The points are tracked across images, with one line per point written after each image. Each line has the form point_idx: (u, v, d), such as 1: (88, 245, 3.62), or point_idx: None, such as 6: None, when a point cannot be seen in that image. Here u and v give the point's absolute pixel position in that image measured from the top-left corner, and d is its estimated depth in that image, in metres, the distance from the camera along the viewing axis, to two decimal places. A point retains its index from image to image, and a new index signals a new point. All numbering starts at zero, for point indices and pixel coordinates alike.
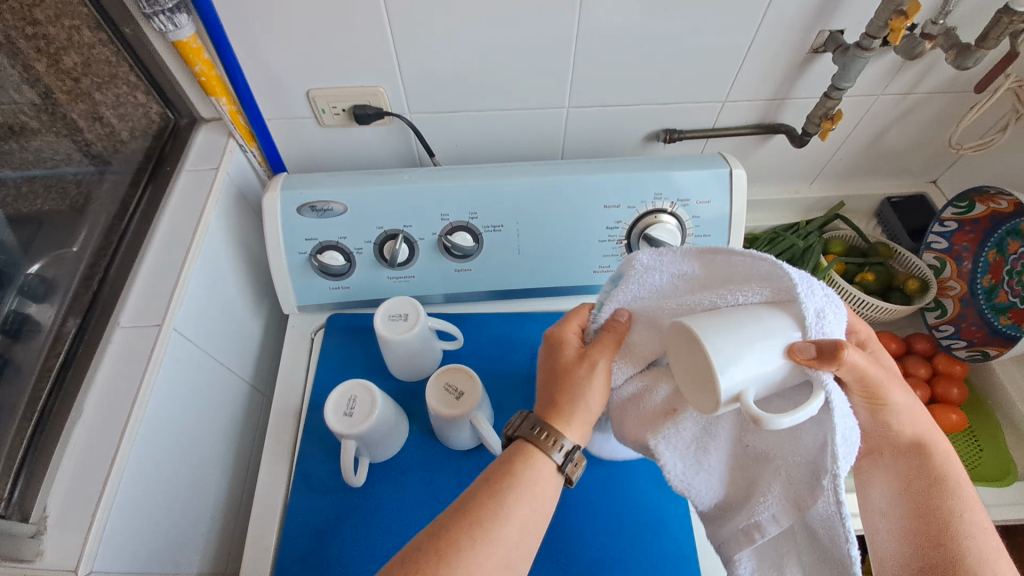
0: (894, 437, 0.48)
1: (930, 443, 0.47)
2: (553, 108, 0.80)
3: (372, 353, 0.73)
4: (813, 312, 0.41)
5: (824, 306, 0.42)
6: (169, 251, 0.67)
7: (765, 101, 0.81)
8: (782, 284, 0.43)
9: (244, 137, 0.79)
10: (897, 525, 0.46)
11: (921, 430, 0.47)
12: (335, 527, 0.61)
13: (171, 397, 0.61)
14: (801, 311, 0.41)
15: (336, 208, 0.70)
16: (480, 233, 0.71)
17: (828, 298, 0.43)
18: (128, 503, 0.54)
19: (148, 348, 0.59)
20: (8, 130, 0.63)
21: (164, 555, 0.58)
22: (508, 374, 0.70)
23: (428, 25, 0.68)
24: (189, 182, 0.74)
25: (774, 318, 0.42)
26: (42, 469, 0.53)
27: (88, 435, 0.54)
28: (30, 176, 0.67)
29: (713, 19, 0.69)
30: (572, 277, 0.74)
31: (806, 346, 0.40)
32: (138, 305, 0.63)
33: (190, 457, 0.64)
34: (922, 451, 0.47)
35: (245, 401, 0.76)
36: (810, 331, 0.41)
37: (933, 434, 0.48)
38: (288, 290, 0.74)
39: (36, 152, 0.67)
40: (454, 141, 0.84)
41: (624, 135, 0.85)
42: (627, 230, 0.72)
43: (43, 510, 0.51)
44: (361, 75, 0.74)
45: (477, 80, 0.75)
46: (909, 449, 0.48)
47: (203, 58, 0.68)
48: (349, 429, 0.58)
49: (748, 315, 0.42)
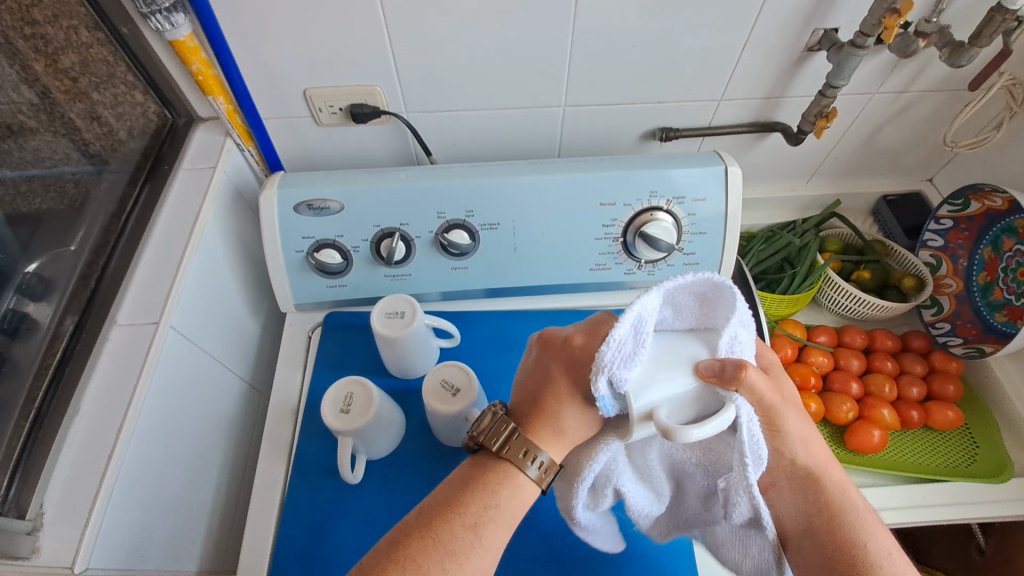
0: (794, 469, 0.49)
1: (824, 474, 0.49)
2: (550, 107, 0.80)
3: (369, 351, 0.73)
4: (728, 340, 0.43)
5: (737, 330, 0.44)
6: (166, 249, 0.67)
7: (760, 100, 0.81)
8: (713, 317, 0.44)
9: (242, 137, 0.79)
10: (803, 550, 0.49)
11: (813, 461, 0.49)
12: (331, 524, 0.61)
13: (168, 395, 0.61)
14: (717, 340, 0.44)
15: (333, 206, 0.70)
16: (476, 231, 0.72)
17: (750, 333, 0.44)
18: (124, 500, 0.54)
19: (145, 346, 0.60)
20: (6, 131, 0.65)
21: (160, 551, 0.58)
22: (504, 372, 0.70)
23: (424, 24, 0.68)
24: (186, 181, 0.74)
25: (688, 345, 0.44)
26: (38, 467, 0.53)
27: (85, 432, 0.55)
28: (28, 176, 0.68)
29: (707, 17, 0.69)
30: (568, 275, 0.75)
31: (711, 363, 0.42)
32: (135, 303, 0.63)
33: (187, 454, 0.64)
34: (819, 482, 0.49)
35: (242, 400, 0.76)
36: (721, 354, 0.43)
37: (824, 462, 0.50)
38: (285, 288, 0.74)
39: (34, 151, 0.69)
40: (451, 140, 0.84)
41: (620, 133, 0.85)
42: (623, 228, 0.72)
43: (39, 506, 0.51)
44: (358, 74, 0.74)
45: (473, 79, 0.76)
46: (806, 480, 0.49)
47: (200, 57, 0.69)
48: (345, 425, 0.58)
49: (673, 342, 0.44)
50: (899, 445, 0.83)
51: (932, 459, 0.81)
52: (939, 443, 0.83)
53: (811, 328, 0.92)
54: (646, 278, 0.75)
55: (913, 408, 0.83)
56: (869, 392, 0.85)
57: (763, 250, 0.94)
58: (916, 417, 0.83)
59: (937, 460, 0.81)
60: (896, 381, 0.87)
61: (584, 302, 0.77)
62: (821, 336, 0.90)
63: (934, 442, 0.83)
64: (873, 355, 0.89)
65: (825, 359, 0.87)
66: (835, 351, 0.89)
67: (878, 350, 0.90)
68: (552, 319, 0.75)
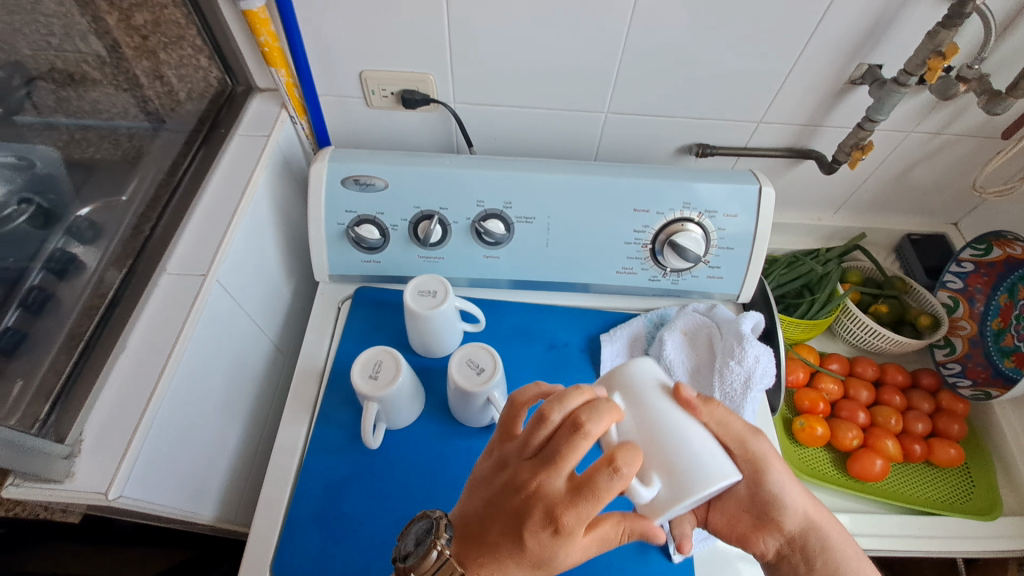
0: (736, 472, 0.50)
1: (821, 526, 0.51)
2: (593, 112, 0.83)
3: (395, 326, 0.76)
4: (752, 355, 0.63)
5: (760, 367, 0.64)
6: (217, 208, 0.70)
7: (798, 126, 0.83)
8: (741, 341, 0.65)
9: (296, 110, 0.82)
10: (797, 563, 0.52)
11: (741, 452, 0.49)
12: (348, 485, 0.63)
13: (206, 346, 0.64)
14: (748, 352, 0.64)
15: (378, 183, 0.73)
16: (512, 222, 0.74)
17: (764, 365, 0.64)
18: (158, 438, 0.56)
19: (192, 296, 0.62)
20: (66, 78, 0.74)
21: (184, 492, 0.61)
22: (526, 361, 0.72)
23: (484, 20, 0.71)
24: (241, 146, 0.77)
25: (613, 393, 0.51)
26: (79, 398, 0.55)
27: (129, 369, 0.57)
28: (83, 125, 0.75)
29: (755, 42, 0.72)
30: (594, 275, 0.77)
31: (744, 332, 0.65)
32: (185, 254, 0.66)
33: (216, 404, 0.66)
34: (815, 532, 0.51)
35: (269, 359, 0.79)
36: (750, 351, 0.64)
37: (825, 521, 0.51)
38: (322, 258, 0.77)
39: (93, 102, 0.76)
40: (493, 134, 0.87)
41: (658, 145, 0.87)
42: (654, 235, 0.74)
43: (78, 434, 0.53)
44: (413, 61, 0.77)
45: (523, 78, 0.78)
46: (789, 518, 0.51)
47: (269, 29, 0.71)
48: (374, 391, 0.61)
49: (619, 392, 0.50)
50: (898, 476, 0.84)
51: (929, 493, 0.82)
52: (938, 479, 0.84)
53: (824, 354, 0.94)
54: (671, 287, 0.77)
55: (917, 442, 0.85)
56: (876, 422, 0.87)
57: (784, 274, 0.96)
58: (919, 451, 0.84)
59: (934, 495, 0.82)
60: (903, 415, 0.88)
61: (606, 303, 0.79)
62: (833, 364, 0.92)
63: (933, 478, 0.84)
64: (882, 388, 0.91)
65: (837, 386, 0.89)
66: (847, 379, 0.91)
67: (888, 384, 0.91)
68: (576, 316, 0.77)
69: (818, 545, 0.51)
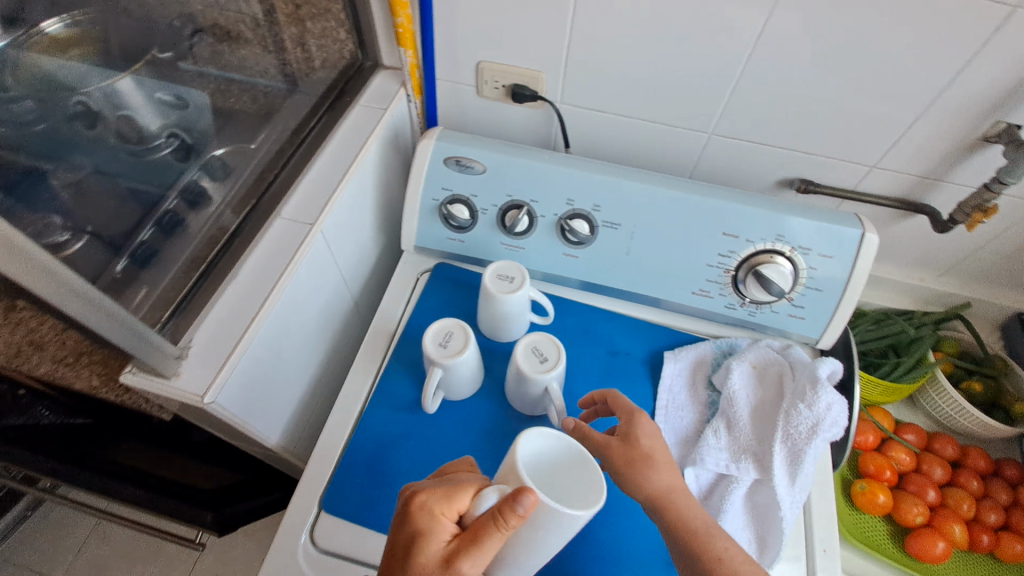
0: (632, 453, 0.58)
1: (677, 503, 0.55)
2: (697, 131, 0.82)
3: (467, 304, 0.79)
4: (825, 401, 0.61)
5: (834, 415, 0.61)
6: (331, 167, 0.77)
7: (915, 177, 0.79)
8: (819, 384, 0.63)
9: (413, 90, 0.88)
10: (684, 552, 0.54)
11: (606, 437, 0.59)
12: (400, 441, 0.67)
13: (301, 287, 0.70)
14: (822, 396, 0.62)
15: (477, 167, 0.77)
16: (597, 225, 0.75)
17: (837, 412, 0.61)
18: (250, 360, 0.63)
19: (298, 240, 0.69)
20: (224, 35, 0.84)
21: (260, 414, 0.67)
22: (586, 362, 0.73)
23: (606, 28, 0.73)
24: (360, 116, 0.85)
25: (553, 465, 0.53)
26: (192, 312, 0.63)
27: (237, 294, 0.64)
28: (229, 79, 0.83)
29: (884, 84, 0.69)
30: (669, 291, 0.76)
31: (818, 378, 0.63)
32: (299, 204, 0.73)
33: (299, 342, 0.72)
34: (683, 522, 0.54)
35: (347, 313, 0.84)
36: (823, 395, 0.62)
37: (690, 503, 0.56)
38: (412, 229, 0.82)
39: (241, 59, 0.85)
40: (591, 138, 0.89)
41: (758, 174, 0.85)
42: (739, 262, 0.73)
43: (189, 340, 0.60)
44: (530, 58, 0.80)
45: (633, 89, 0.80)
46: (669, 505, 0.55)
47: (406, 12, 0.77)
48: (441, 358, 0.64)
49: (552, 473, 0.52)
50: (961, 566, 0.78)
51: None
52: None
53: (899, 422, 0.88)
54: (747, 318, 0.75)
55: (986, 534, 0.78)
56: (945, 504, 0.80)
57: (870, 331, 0.92)
58: (986, 543, 0.78)
59: None
60: (978, 502, 0.81)
61: (675, 321, 0.78)
62: (909, 434, 0.86)
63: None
64: (960, 470, 0.84)
65: (908, 457, 0.83)
66: (920, 453, 0.85)
67: (968, 467, 0.84)
68: (644, 328, 0.77)
69: (683, 534, 0.54)
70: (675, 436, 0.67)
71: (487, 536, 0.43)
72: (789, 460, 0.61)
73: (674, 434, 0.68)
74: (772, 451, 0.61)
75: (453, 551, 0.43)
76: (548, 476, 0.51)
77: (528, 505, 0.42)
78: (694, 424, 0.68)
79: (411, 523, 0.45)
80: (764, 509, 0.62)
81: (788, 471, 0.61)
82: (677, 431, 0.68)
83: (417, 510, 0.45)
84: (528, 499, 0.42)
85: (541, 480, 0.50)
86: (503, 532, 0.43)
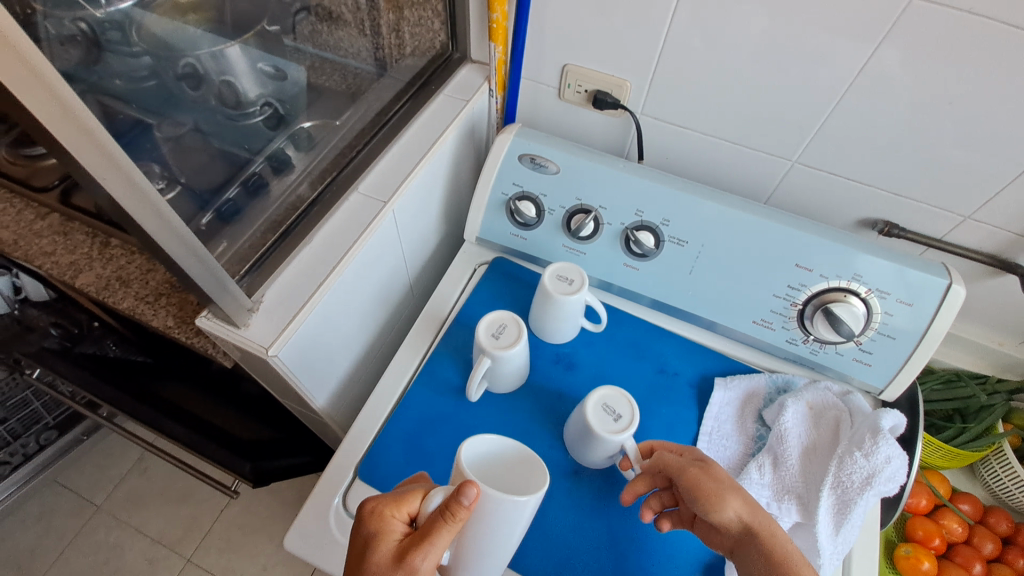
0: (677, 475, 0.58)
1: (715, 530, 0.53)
2: (779, 158, 0.80)
3: (520, 300, 0.80)
4: (883, 454, 0.58)
5: (890, 470, 0.58)
6: (409, 151, 0.80)
7: (1013, 235, 0.74)
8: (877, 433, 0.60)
9: (496, 85, 0.90)
10: None
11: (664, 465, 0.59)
12: (439, 423, 0.68)
13: (366, 261, 0.73)
14: (880, 447, 0.58)
15: (550, 167, 0.77)
16: (663, 239, 0.75)
17: (896, 468, 0.58)
18: (312, 323, 0.66)
19: (370, 216, 0.72)
20: (325, 15, 0.83)
21: (312, 375, 0.70)
22: (633, 375, 0.72)
23: (700, 43, 0.73)
24: (443, 104, 0.88)
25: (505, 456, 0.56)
26: (266, 269, 0.66)
27: (310, 258, 0.68)
28: (322, 57, 0.86)
29: (995, 131, 0.65)
30: (728, 317, 0.75)
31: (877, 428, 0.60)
32: (376, 181, 0.76)
33: (356, 313, 0.75)
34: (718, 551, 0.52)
35: (402, 293, 0.87)
36: (882, 447, 0.58)
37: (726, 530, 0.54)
38: (478, 220, 0.83)
39: (337, 40, 0.86)
40: (666, 153, 0.88)
41: (838, 210, 0.82)
42: (807, 297, 0.70)
43: (261, 295, 0.64)
44: (617, 65, 0.80)
45: (718, 108, 0.78)
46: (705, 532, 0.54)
47: (503, 9, 0.79)
48: (493, 348, 0.65)
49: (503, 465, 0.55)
50: None
51: None
52: None
53: (935, 477, 0.92)
54: (807, 356, 0.72)
55: None
56: (956, 558, 0.86)
57: (938, 392, 0.91)
58: None
59: None
60: (988, 562, 0.87)
61: (730, 348, 0.76)
62: (939, 486, 0.90)
63: None
64: (978, 530, 0.89)
65: (934, 510, 0.88)
66: (943, 508, 0.89)
67: (987, 529, 0.89)
68: (695, 350, 0.75)
69: None
70: (714, 464, 0.66)
71: (436, 530, 0.46)
72: (835, 510, 0.58)
73: (715, 463, 0.66)
74: (819, 496, 0.59)
75: (403, 546, 0.46)
76: (496, 470, 0.53)
77: (469, 499, 0.45)
78: (738, 455, 0.66)
79: (365, 526, 0.49)
80: (801, 556, 0.59)
81: (832, 521, 0.58)
82: (717, 460, 0.66)
83: (368, 514, 0.49)
84: (470, 490, 0.45)
85: (493, 474, 0.53)
86: (452, 526, 0.46)
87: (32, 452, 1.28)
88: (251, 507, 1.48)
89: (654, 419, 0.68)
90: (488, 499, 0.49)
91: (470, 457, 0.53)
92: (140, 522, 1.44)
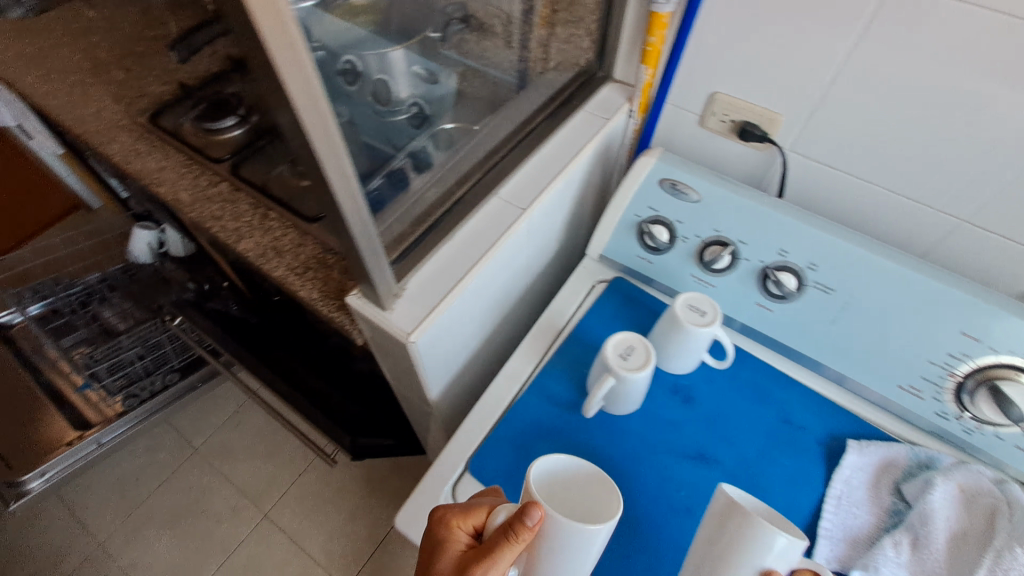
0: None
1: None
2: (946, 214, 0.74)
3: (640, 325, 0.78)
4: None
5: None
6: (549, 164, 0.82)
7: None
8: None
9: (639, 107, 0.91)
10: None
11: None
12: (551, 435, 0.69)
13: (499, 266, 0.75)
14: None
15: (692, 194, 0.76)
16: (807, 283, 0.71)
17: None
18: (446, 318, 0.68)
19: (510, 222, 0.75)
20: (479, 26, 0.88)
21: (434, 366, 0.73)
22: (756, 423, 0.69)
23: (877, 88, 0.68)
24: (584, 120, 0.89)
25: (577, 475, 0.58)
26: (411, 262, 0.69)
27: (450, 256, 0.71)
28: (469, 63, 0.87)
29: None
30: (871, 377, 0.69)
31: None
32: (516, 190, 0.79)
33: (480, 312, 0.77)
34: None
35: (519, 298, 0.89)
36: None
37: None
38: (604, 238, 0.83)
39: (484, 48, 0.89)
40: (811, 195, 0.84)
41: (1008, 280, 0.74)
42: (968, 369, 0.64)
43: (404, 285, 0.67)
44: (774, 100, 0.78)
45: (885, 155, 0.74)
46: None
47: (663, 33, 0.79)
48: (620, 368, 0.64)
49: (581, 487, 0.57)
50: None
51: None
52: None
53: None
54: (958, 434, 0.66)
55: None
56: None
57: None
58: None
59: None
60: None
61: (865, 412, 0.71)
62: None
63: None
64: None
65: None
66: None
67: None
68: (824, 406, 0.71)
69: None
70: (840, 536, 0.61)
71: (499, 547, 0.47)
72: None
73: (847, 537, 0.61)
74: None
75: (468, 555, 0.48)
76: (563, 492, 0.55)
77: (531, 523, 0.46)
78: (868, 529, 0.61)
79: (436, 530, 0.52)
80: None
81: None
82: (843, 531, 0.61)
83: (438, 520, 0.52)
84: (532, 512, 0.46)
85: (558, 495, 0.55)
86: (514, 546, 0.47)
87: (150, 395, 1.41)
88: (327, 475, 1.56)
89: (774, 471, 0.65)
90: (553, 522, 0.49)
91: (540, 476, 0.56)
92: (232, 470, 1.56)
